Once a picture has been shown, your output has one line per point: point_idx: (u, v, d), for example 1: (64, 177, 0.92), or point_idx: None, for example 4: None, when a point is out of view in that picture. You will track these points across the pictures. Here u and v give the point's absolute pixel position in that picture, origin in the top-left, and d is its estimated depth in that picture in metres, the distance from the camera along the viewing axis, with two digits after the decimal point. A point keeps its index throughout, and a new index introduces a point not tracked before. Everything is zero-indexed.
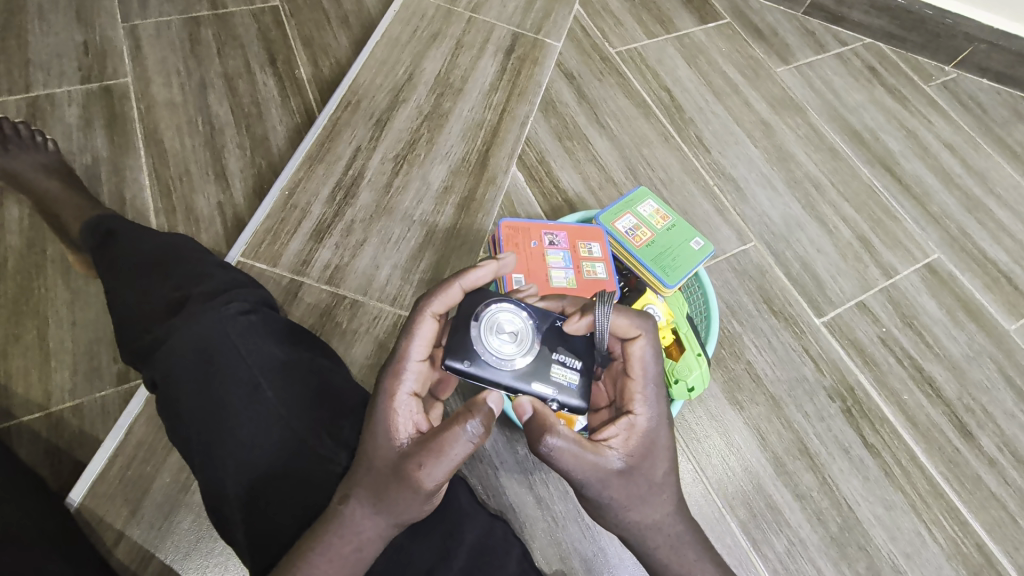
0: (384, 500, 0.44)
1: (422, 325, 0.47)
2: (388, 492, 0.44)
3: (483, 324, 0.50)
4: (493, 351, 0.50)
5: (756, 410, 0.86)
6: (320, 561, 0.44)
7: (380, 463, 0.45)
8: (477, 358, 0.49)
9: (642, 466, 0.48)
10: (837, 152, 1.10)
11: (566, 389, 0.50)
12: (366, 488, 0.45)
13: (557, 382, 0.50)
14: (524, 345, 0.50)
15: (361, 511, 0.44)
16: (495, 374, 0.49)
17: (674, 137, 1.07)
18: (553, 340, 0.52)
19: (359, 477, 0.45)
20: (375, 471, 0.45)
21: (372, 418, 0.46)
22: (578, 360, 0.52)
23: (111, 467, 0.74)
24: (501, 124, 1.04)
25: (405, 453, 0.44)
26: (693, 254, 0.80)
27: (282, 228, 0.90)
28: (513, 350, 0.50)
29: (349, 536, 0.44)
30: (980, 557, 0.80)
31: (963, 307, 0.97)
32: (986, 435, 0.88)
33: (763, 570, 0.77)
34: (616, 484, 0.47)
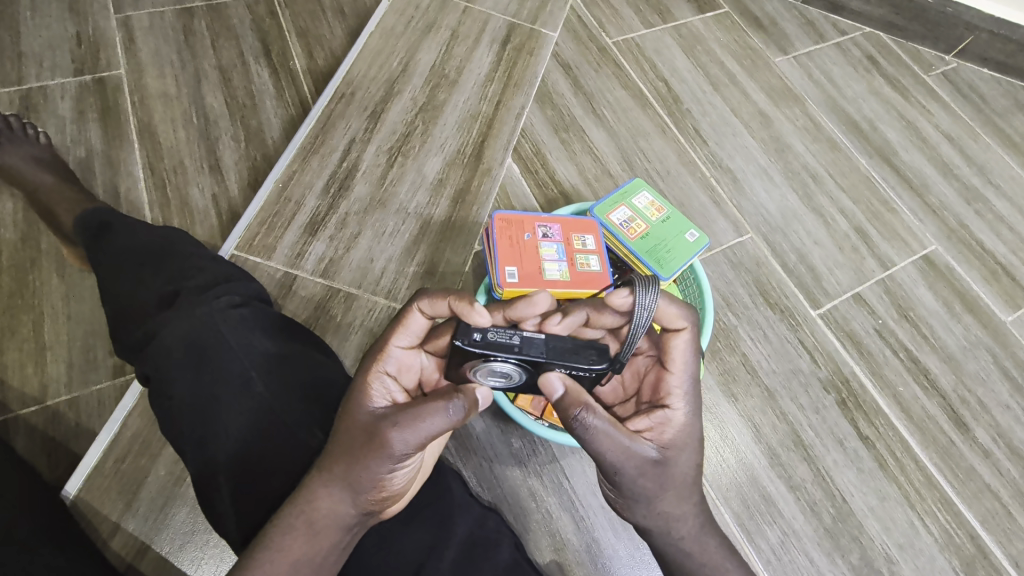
0: (347, 465, 0.45)
1: (409, 318, 0.50)
2: (354, 455, 0.45)
3: (475, 369, 0.48)
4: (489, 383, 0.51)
5: (750, 402, 0.86)
6: (278, 537, 0.44)
7: (348, 430, 0.46)
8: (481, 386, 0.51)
9: (674, 458, 0.49)
10: (835, 143, 1.10)
11: None
12: (330, 455, 0.46)
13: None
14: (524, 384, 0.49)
15: (325, 486, 0.45)
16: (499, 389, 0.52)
17: (670, 128, 1.07)
18: None
19: (329, 447, 0.47)
20: (342, 437, 0.46)
21: (351, 391, 0.49)
22: None
23: (106, 461, 0.74)
24: (497, 116, 1.03)
25: (374, 421, 0.46)
26: (688, 246, 0.80)
27: (276, 221, 0.90)
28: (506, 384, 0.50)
29: (314, 517, 0.45)
30: (973, 548, 0.80)
31: (960, 299, 0.97)
32: (980, 426, 0.88)
33: (757, 562, 0.77)
34: (642, 472, 0.48)
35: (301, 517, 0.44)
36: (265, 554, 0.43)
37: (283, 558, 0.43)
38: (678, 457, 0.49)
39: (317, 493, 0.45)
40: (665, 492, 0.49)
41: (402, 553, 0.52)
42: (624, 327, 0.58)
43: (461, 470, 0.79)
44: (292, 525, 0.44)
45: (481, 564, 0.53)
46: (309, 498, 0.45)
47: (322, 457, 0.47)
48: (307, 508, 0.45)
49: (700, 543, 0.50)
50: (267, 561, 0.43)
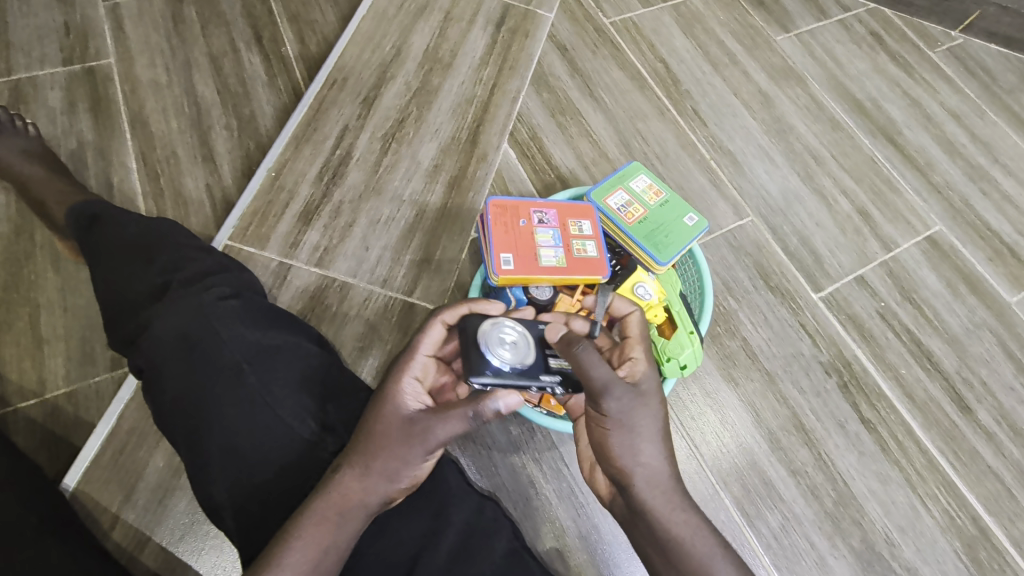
0: (382, 458, 0.46)
1: (434, 329, 0.55)
2: (390, 449, 0.46)
3: (488, 335, 0.55)
4: (500, 360, 0.53)
5: (751, 386, 0.86)
6: (307, 526, 0.44)
7: (381, 426, 0.48)
8: (495, 368, 0.53)
9: (646, 387, 0.52)
10: (837, 122, 1.08)
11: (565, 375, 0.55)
12: (364, 448, 0.47)
13: (556, 369, 0.55)
14: (528, 351, 0.55)
15: (357, 476, 0.46)
16: (511, 379, 0.53)
17: (669, 110, 1.05)
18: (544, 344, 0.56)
19: (357, 441, 0.48)
20: (375, 432, 0.47)
21: (380, 392, 0.51)
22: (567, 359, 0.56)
23: (104, 453, 0.74)
24: (492, 100, 1.01)
25: (407, 419, 0.48)
26: (686, 230, 0.78)
27: (269, 210, 0.89)
28: (514, 356, 0.54)
29: (348, 509, 0.45)
30: (975, 529, 0.80)
31: (964, 280, 0.96)
32: (983, 408, 0.87)
33: (757, 546, 0.77)
34: (626, 396, 0.50)
35: (331, 509, 0.45)
36: (294, 545, 0.43)
37: (310, 549, 0.43)
38: (649, 387, 0.52)
39: (348, 483, 0.45)
40: (645, 419, 0.51)
41: (398, 542, 0.52)
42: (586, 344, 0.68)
43: (459, 458, 0.78)
44: (325, 515, 0.44)
45: (479, 553, 0.53)
46: (340, 490, 0.45)
47: (350, 451, 0.47)
48: (340, 500, 0.45)
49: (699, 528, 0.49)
50: (295, 551, 0.43)
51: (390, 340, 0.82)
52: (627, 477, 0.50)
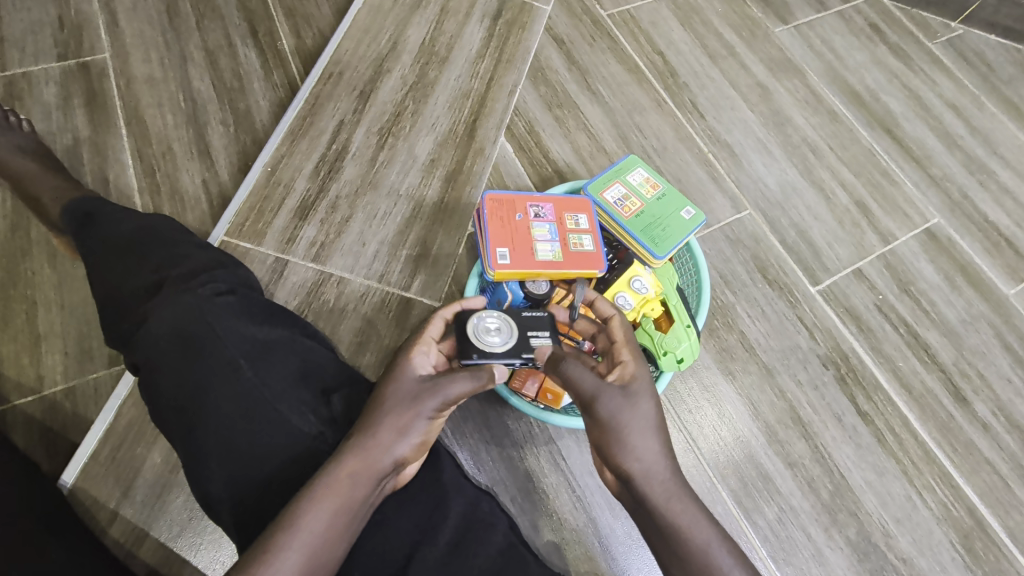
0: (395, 421, 0.48)
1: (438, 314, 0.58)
2: (402, 413, 0.48)
3: (471, 324, 0.59)
4: (486, 342, 0.58)
5: (747, 379, 0.86)
6: (321, 488, 0.44)
7: (392, 395, 0.49)
8: (482, 349, 0.57)
9: (636, 390, 0.53)
10: (836, 115, 1.07)
11: (548, 349, 0.59)
12: (378, 414, 0.48)
13: (538, 345, 0.59)
14: (511, 332, 0.59)
15: (372, 440, 0.47)
16: (498, 358, 0.57)
17: (667, 103, 1.04)
18: (526, 324, 0.60)
19: (367, 411, 0.49)
20: (388, 398, 0.49)
21: (391, 365, 0.53)
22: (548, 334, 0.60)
23: (102, 449, 0.74)
24: (489, 93, 1.01)
25: (417, 386, 0.50)
26: (683, 223, 0.78)
27: (265, 206, 0.89)
28: (497, 339, 0.58)
29: (366, 471, 0.46)
30: (971, 520, 0.80)
31: (962, 273, 0.96)
32: (980, 400, 0.87)
33: (754, 538, 0.78)
34: (616, 399, 0.52)
35: (348, 471, 0.45)
36: (313, 505, 0.43)
37: (324, 508, 0.44)
38: (638, 389, 0.53)
39: (365, 447, 0.47)
40: (636, 421, 0.51)
41: (394, 535, 0.52)
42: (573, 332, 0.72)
43: (457, 452, 0.79)
44: (342, 477, 0.45)
45: (476, 546, 0.53)
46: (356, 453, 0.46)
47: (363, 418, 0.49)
48: (357, 462, 0.46)
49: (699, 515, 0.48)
50: (314, 511, 0.43)
51: (387, 336, 0.82)
52: (624, 467, 0.50)
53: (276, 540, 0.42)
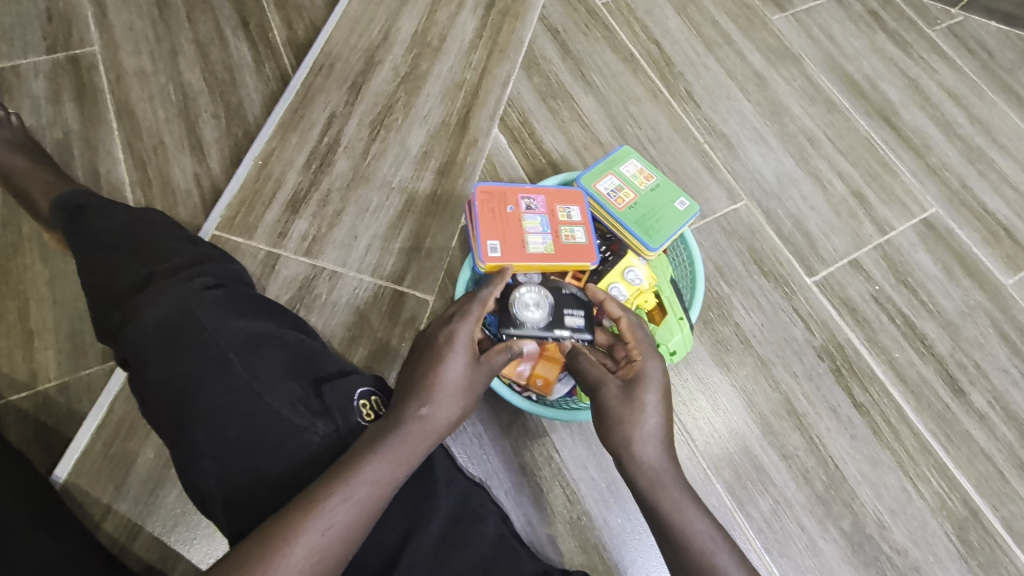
0: (460, 399, 0.52)
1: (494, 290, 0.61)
2: (461, 390, 0.53)
3: (514, 301, 0.68)
4: (524, 318, 0.66)
5: (743, 371, 0.85)
6: (397, 449, 0.48)
7: (458, 368, 0.53)
8: (521, 324, 0.66)
9: (640, 384, 0.54)
10: (833, 104, 1.06)
11: (577, 329, 0.67)
12: (447, 388, 0.52)
13: (570, 324, 0.67)
14: (547, 310, 0.67)
15: (443, 412, 0.51)
16: (534, 333, 0.66)
17: (662, 92, 1.03)
18: (561, 304, 0.68)
19: (428, 377, 0.52)
20: (456, 373, 0.53)
21: (456, 334, 0.55)
22: (580, 315, 0.68)
23: (94, 444, 0.74)
24: (482, 84, 1.00)
25: (478, 366, 0.55)
26: (677, 215, 0.77)
27: (256, 199, 0.88)
28: (533, 315, 0.67)
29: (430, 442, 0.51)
30: (965, 511, 0.80)
31: (960, 263, 0.95)
32: (976, 391, 0.87)
33: (748, 530, 0.78)
34: (614, 394, 0.54)
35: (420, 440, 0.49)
36: (393, 464, 0.47)
37: (396, 469, 0.47)
38: (643, 383, 0.54)
39: (435, 418, 0.51)
40: (631, 413, 0.52)
41: (385, 525, 0.51)
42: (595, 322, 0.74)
43: (450, 447, 0.78)
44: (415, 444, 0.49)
45: (466, 537, 0.53)
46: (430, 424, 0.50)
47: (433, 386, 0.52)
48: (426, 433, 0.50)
49: (688, 504, 0.48)
50: (392, 470, 0.47)
51: (379, 329, 0.82)
52: None
53: (352, 491, 0.44)
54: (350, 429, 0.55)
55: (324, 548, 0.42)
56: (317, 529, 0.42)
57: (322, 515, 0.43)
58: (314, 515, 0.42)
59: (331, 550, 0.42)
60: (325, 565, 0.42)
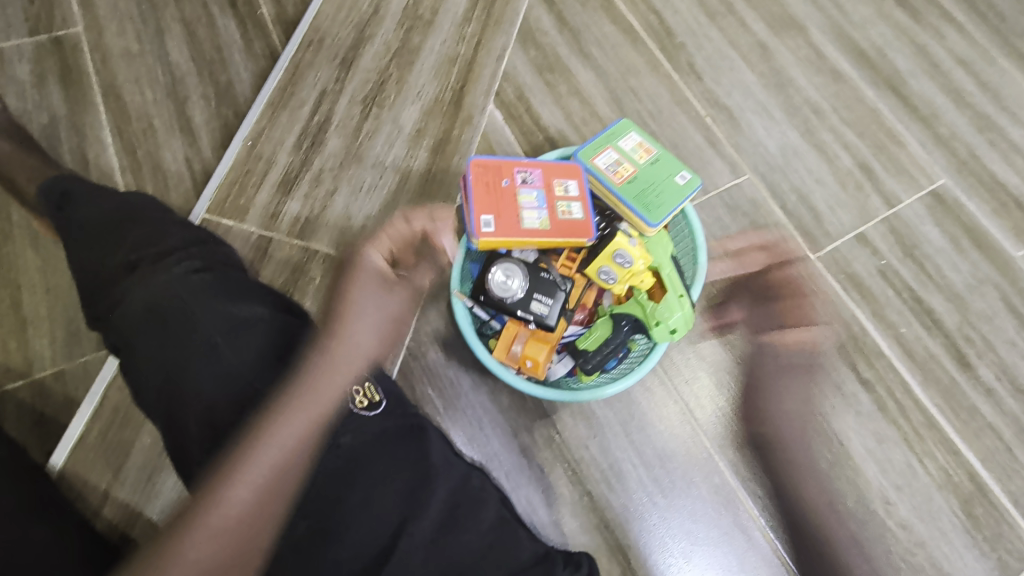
0: (364, 321, 0.48)
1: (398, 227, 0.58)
2: (365, 313, 0.48)
3: (495, 272, 0.72)
4: (496, 290, 0.71)
5: (746, 348, 0.84)
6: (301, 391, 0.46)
7: (357, 293, 0.49)
8: (492, 295, 0.71)
9: None
10: (839, 73, 1.02)
11: (540, 314, 0.71)
12: (347, 313, 0.48)
13: (535, 308, 0.71)
14: (519, 289, 0.71)
15: (348, 339, 0.47)
16: (501, 305, 0.72)
17: (663, 64, 1.00)
18: (535, 286, 0.72)
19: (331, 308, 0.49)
20: (355, 299, 0.49)
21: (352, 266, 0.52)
22: (547, 301, 0.71)
23: (90, 431, 0.73)
24: (477, 59, 0.97)
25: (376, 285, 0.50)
26: (678, 189, 0.75)
27: (247, 181, 0.86)
28: (505, 289, 0.71)
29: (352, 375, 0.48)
30: (972, 486, 0.79)
31: (968, 235, 0.93)
32: (984, 365, 0.86)
33: (752, 507, 0.77)
34: None
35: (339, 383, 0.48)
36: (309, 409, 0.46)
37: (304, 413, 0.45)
38: None
39: (338, 347, 0.47)
40: None
41: (381, 511, 0.50)
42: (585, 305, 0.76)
43: (450, 430, 0.78)
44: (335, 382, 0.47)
45: (465, 524, 0.52)
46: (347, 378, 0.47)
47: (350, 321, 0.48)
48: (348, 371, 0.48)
49: None
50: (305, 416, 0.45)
51: None
52: None
53: (261, 447, 0.44)
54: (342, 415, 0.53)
55: (237, 506, 0.42)
56: (229, 489, 0.43)
57: (233, 477, 0.43)
58: (224, 478, 0.43)
59: (251, 507, 0.43)
60: (246, 521, 0.42)
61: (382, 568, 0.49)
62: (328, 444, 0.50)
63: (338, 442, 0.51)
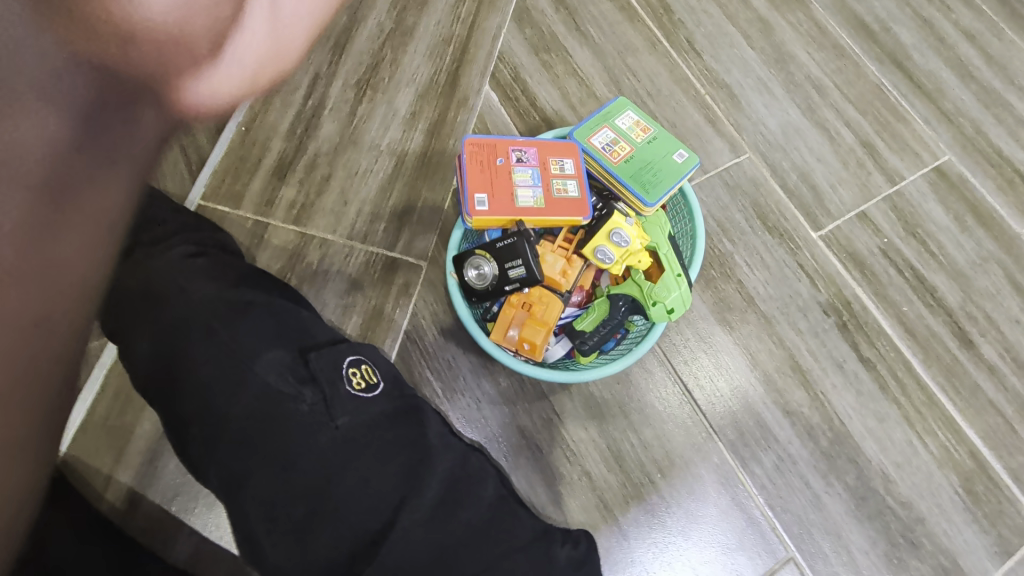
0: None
1: None
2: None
3: (467, 267, 0.71)
4: (475, 283, 0.71)
5: (746, 329, 0.84)
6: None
7: None
8: (472, 290, 0.71)
9: None
10: (842, 49, 1.00)
11: (519, 278, 0.68)
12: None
13: (514, 276, 0.69)
14: (494, 270, 0.70)
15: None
16: (485, 295, 0.71)
17: (661, 42, 0.98)
18: (506, 255, 0.69)
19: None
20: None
21: None
22: (522, 259, 0.68)
23: (92, 418, 0.74)
24: (472, 39, 0.95)
25: None
26: (675, 167, 0.74)
27: (241, 167, 0.86)
28: (484, 278, 0.70)
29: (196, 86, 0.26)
30: (972, 464, 0.79)
31: (972, 212, 0.91)
32: (987, 343, 0.85)
33: (751, 487, 0.78)
34: None
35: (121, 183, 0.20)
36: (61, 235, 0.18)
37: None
38: None
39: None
40: None
41: (379, 489, 0.50)
42: (585, 276, 0.76)
43: (449, 412, 0.78)
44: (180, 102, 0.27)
45: (464, 501, 0.52)
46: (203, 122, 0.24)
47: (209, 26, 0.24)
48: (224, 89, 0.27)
49: None
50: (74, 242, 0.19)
51: (373, 296, 0.81)
52: None
53: None
54: (340, 396, 0.52)
55: None
56: None
57: None
58: None
59: None
60: None
61: (378, 546, 0.48)
62: (325, 423, 0.51)
63: (335, 422, 0.51)
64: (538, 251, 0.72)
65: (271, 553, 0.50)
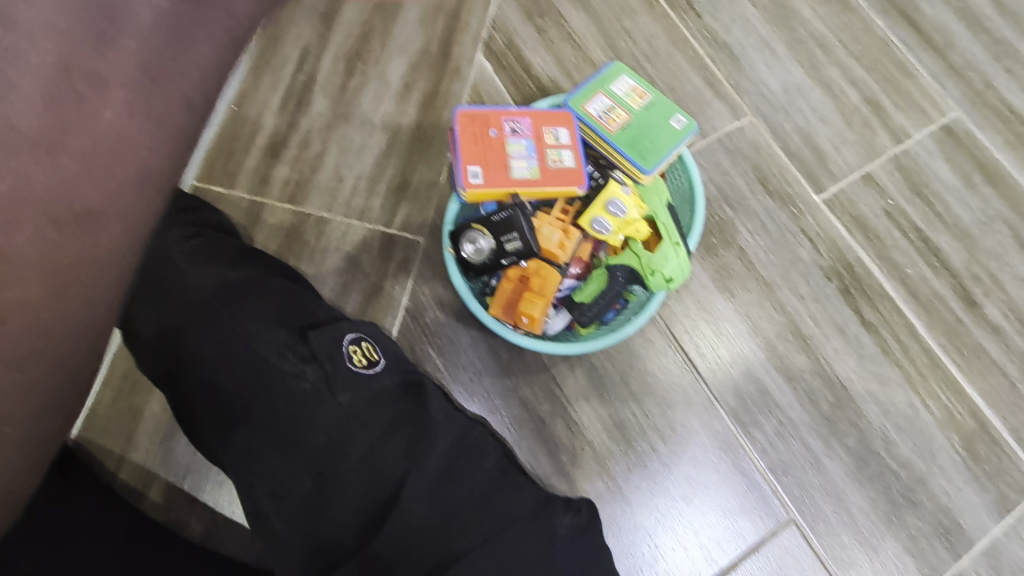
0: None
1: None
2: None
3: (462, 240, 0.70)
4: (470, 256, 0.70)
5: (747, 296, 0.83)
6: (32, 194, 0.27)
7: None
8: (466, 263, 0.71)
9: None
10: (848, 3, 0.96)
11: (515, 251, 0.69)
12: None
13: (510, 248, 0.69)
14: (489, 242, 0.69)
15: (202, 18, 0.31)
16: (480, 267, 0.71)
17: (659, 2, 0.95)
18: (502, 228, 0.69)
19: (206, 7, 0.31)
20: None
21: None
22: (519, 232, 0.69)
23: (101, 400, 0.76)
24: (463, 4, 0.92)
25: None
26: (673, 133, 0.73)
27: (234, 146, 0.85)
28: (478, 250, 0.70)
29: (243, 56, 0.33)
30: (973, 424, 0.80)
31: (980, 170, 0.89)
32: (991, 303, 0.84)
33: (752, 452, 0.79)
34: None
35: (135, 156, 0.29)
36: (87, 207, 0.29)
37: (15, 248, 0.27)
38: None
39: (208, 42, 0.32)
40: None
41: (384, 462, 0.51)
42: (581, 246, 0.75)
43: (451, 386, 0.79)
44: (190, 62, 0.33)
45: (466, 472, 0.53)
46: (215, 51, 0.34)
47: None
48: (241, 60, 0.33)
49: None
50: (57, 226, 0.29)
51: (372, 273, 0.81)
52: None
53: None
54: (340, 373, 0.52)
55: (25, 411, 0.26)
56: None
57: None
58: None
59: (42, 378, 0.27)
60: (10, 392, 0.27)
61: (386, 516, 0.49)
62: (327, 400, 0.51)
63: (337, 399, 0.51)
64: (535, 223, 0.72)
65: (281, 526, 0.51)
